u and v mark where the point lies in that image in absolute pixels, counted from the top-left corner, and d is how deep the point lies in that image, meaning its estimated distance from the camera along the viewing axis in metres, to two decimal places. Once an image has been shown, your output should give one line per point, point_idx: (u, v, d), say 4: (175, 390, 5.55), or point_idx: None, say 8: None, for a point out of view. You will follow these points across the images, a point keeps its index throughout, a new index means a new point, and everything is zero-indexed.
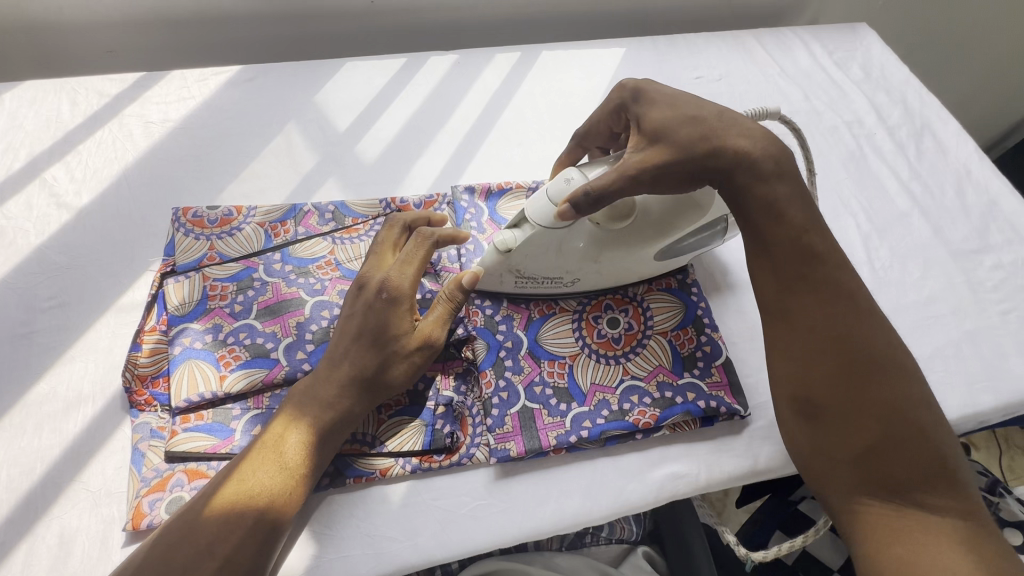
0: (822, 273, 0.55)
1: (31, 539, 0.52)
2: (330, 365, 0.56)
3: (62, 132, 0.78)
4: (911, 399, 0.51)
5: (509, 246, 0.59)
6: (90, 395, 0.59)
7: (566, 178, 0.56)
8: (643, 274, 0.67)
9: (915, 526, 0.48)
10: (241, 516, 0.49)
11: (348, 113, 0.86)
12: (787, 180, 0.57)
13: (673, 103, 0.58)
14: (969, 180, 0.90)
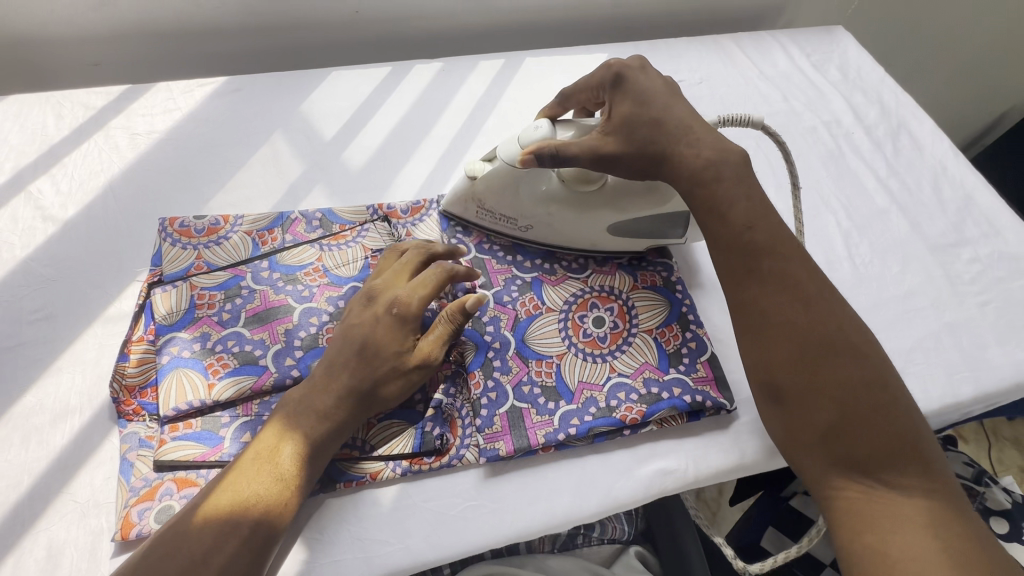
0: (775, 259, 0.55)
1: (18, 552, 0.52)
2: (327, 375, 0.55)
3: (47, 145, 0.78)
4: (879, 382, 0.52)
5: (476, 174, 0.69)
6: (78, 406, 0.59)
7: (536, 125, 0.63)
8: (595, 244, 0.71)
9: (886, 508, 0.48)
10: (234, 528, 0.48)
11: (334, 121, 0.86)
12: (736, 179, 0.58)
13: (643, 98, 0.62)
14: (945, 176, 0.92)
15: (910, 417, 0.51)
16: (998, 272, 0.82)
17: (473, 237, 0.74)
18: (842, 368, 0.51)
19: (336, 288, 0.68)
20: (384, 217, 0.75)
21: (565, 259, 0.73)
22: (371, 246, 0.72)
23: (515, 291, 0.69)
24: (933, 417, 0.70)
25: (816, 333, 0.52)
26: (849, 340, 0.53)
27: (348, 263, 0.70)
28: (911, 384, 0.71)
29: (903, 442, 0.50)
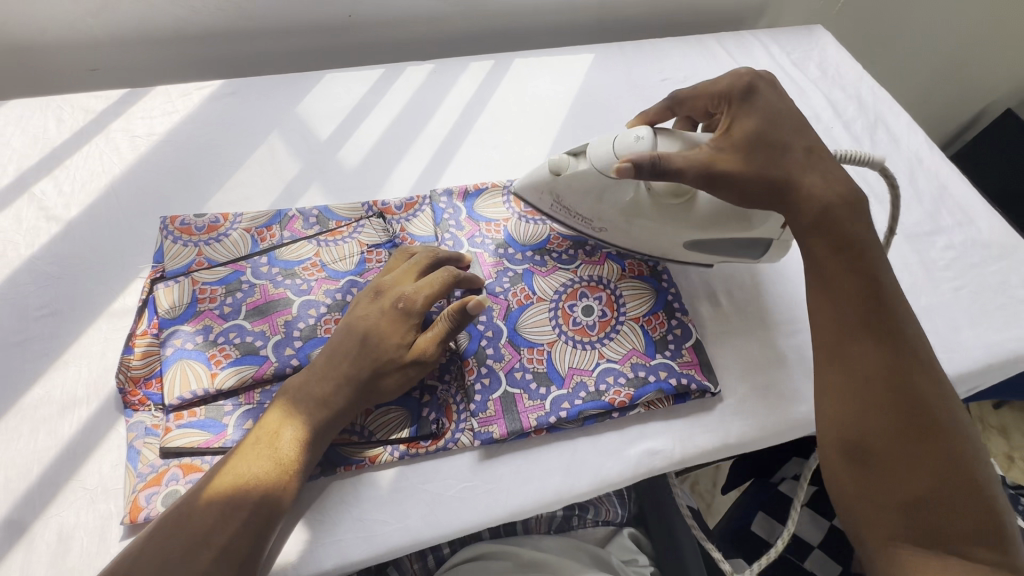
0: (882, 290, 0.60)
1: (30, 537, 0.54)
2: (329, 362, 0.57)
3: (49, 147, 0.80)
4: (954, 424, 0.56)
5: (559, 170, 0.67)
6: (85, 398, 0.61)
7: (637, 137, 0.62)
8: (665, 252, 0.72)
9: (936, 541, 0.52)
10: (236, 506, 0.50)
11: (329, 122, 0.89)
12: (848, 202, 0.62)
13: (770, 117, 0.63)
14: (921, 168, 0.96)
15: (980, 464, 0.55)
16: (971, 258, 0.85)
17: (465, 231, 0.77)
18: (924, 402, 0.56)
19: (334, 281, 0.70)
20: (379, 213, 0.78)
21: (555, 251, 0.76)
22: (367, 241, 0.75)
23: (507, 282, 0.72)
24: None
25: (905, 362, 0.57)
26: (929, 376, 0.57)
27: (345, 258, 0.73)
28: None
29: (969, 486, 0.54)
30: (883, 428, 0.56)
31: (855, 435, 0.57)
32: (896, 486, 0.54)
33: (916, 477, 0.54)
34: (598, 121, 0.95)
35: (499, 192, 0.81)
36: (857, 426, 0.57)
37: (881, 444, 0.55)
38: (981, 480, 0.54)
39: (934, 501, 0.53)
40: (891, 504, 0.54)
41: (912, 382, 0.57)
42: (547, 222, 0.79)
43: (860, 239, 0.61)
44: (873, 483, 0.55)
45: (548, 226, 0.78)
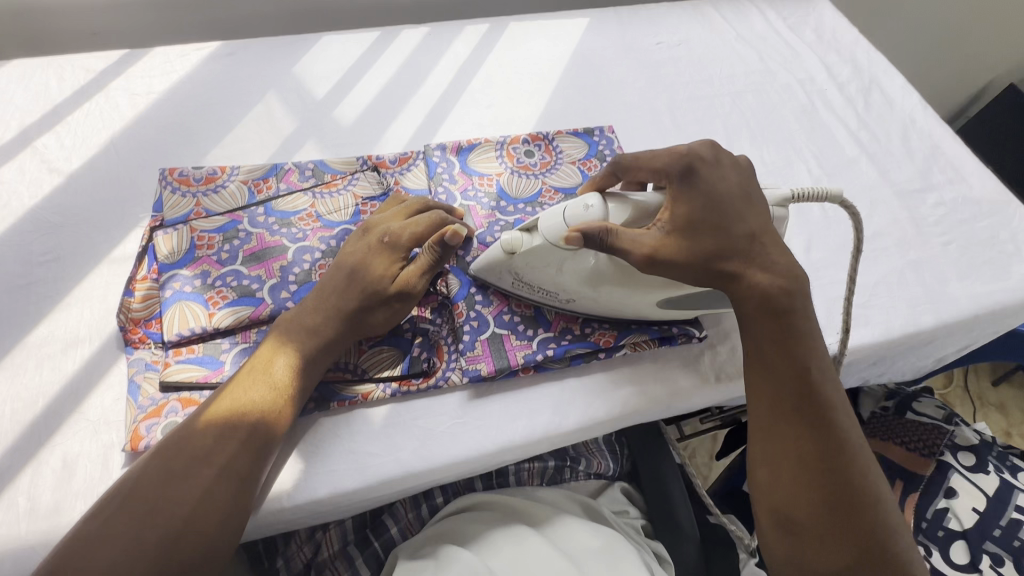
0: (801, 327, 0.58)
1: (36, 464, 0.56)
2: (321, 297, 0.61)
3: (51, 104, 0.82)
4: (862, 469, 0.55)
5: (514, 249, 0.61)
6: (87, 337, 0.63)
7: (588, 204, 0.56)
8: (640, 313, 0.66)
9: (798, 561, 0.55)
10: (235, 429, 0.54)
11: (325, 81, 0.90)
12: (780, 250, 0.58)
13: (714, 201, 0.57)
14: (914, 128, 0.96)
15: (885, 525, 0.54)
16: (962, 215, 0.86)
17: (458, 185, 0.77)
18: (835, 441, 0.55)
19: (329, 230, 0.72)
20: (373, 167, 0.79)
21: (546, 204, 0.77)
22: (361, 193, 0.76)
23: (498, 233, 0.73)
24: (895, 345, 0.75)
25: (820, 398, 0.56)
26: (843, 419, 0.56)
27: (339, 209, 0.74)
28: (874, 315, 0.75)
29: (859, 533, 0.53)
30: (789, 454, 0.55)
31: (759, 451, 0.57)
32: (784, 507, 0.55)
33: (807, 507, 0.54)
34: (592, 82, 0.96)
35: (492, 148, 0.82)
36: (760, 442, 0.57)
37: (781, 468, 0.55)
38: (877, 535, 0.53)
39: (810, 531, 0.54)
40: (767, 514, 0.56)
41: (825, 418, 0.56)
42: (539, 176, 0.80)
43: (795, 282, 0.58)
44: (767, 497, 0.56)
45: (540, 181, 0.79)
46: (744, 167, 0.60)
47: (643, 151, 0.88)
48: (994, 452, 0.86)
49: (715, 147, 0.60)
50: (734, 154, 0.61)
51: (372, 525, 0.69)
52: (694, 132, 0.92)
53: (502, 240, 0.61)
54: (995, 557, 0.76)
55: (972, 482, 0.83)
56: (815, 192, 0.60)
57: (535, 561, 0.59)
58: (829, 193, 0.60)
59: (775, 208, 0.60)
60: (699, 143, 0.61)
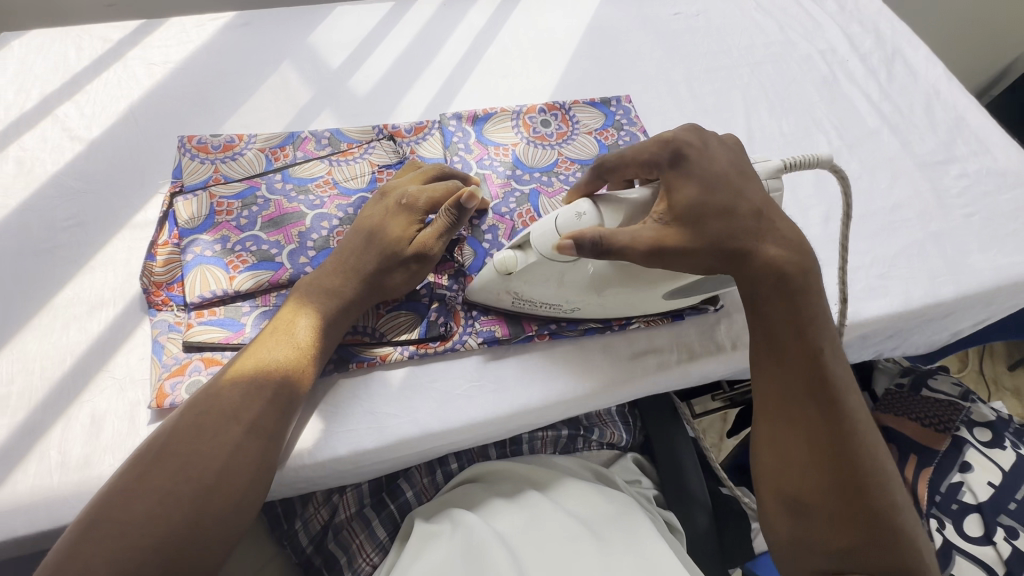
0: (812, 306, 0.56)
1: (65, 419, 0.57)
2: (341, 259, 0.62)
3: (70, 74, 0.83)
4: (868, 445, 0.54)
5: (509, 268, 0.59)
6: (111, 299, 0.65)
7: (579, 212, 0.54)
8: (646, 309, 0.65)
9: (807, 539, 0.53)
10: (262, 385, 0.55)
11: (340, 51, 0.89)
12: (788, 226, 0.56)
13: (710, 183, 0.54)
14: (937, 100, 0.94)
15: (894, 501, 0.52)
16: (985, 187, 0.84)
17: (474, 154, 0.77)
18: (843, 419, 0.54)
19: (346, 197, 0.72)
20: (389, 136, 0.79)
21: (562, 174, 0.77)
22: (377, 161, 0.76)
23: (513, 203, 0.73)
24: (913, 316, 0.74)
25: (830, 376, 0.55)
26: (851, 398, 0.55)
27: (356, 177, 0.74)
28: (892, 286, 0.75)
29: (868, 511, 0.52)
30: (798, 433, 0.54)
31: (766, 431, 0.56)
32: (793, 486, 0.53)
33: (814, 486, 0.52)
34: (608, 52, 0.94)
35: (507, 117, 0.81)
36: (770, 423, 0.56)
37: (790, 447, 0.54)
38: (885, 513, 0.52)
39: (820, 510, 0.52)
40: (774, 495, 0.55)
41: (833, 396, 0.54)
42: (555, 147, 0.79)
43: (803, 262, 0.56)
44: (773, 476, 0.55)
45: (556, 151, 0.79)
46: (729, 143, 0.59)
47: (660, 122, 0.87)
48: (1009, 429, 0.84)
49: (699, 130, 0.58)
50: (717, 135, 0.59)
51: (388, 488, 0.70)
52: (712, 103, 0.91)
53: (495, 262, 0.59)
54: (1010, 530, 0.75)
55: (988, 457, 0.81)
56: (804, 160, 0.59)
57: (547, 522, 0.58)
58: (819, 158, 0.59)
59: (772, 181, 0.58)
60: (681, 128, 0.58)
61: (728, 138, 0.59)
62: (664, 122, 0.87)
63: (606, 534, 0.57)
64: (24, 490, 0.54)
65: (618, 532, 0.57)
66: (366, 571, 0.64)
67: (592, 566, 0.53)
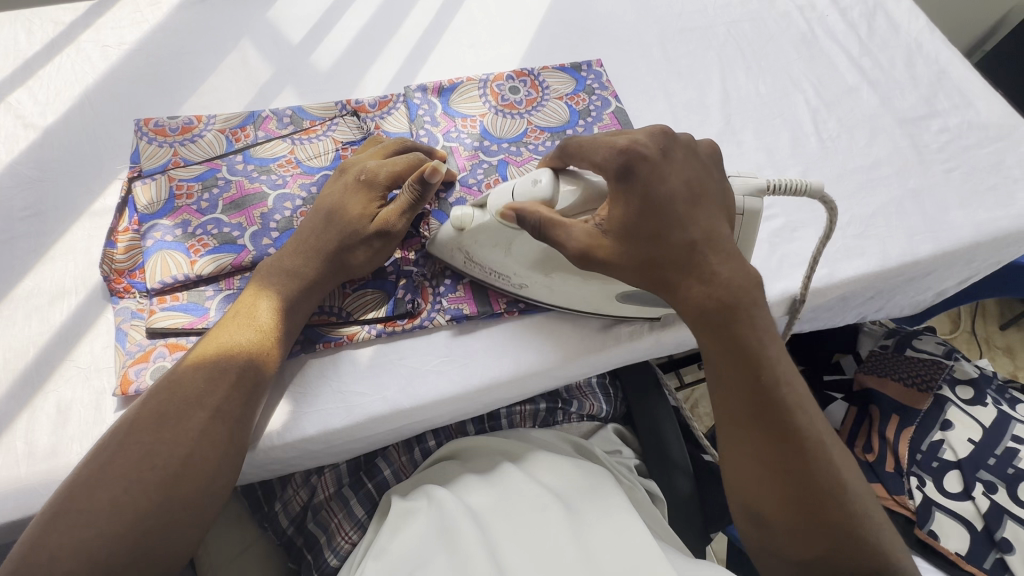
0: (749, 338, 0.53)
1: (31, 410, 0.57)
2: (299, 240, 0.61)
3: (21, 60, 0.80)
4: (825, 459, 0.52)
5: (463, 225, 0.60)
6: (73, 289, 0.64)
7: (535, 181, 0.56)
8: (599, 307, 0.64)
9: (770, 551, 0.54)
10: (223, 370, 0.54)
11: (301, 25, 0.86)
12: (724, 255, 0.53)
13: (650, 206, 0.52)
14: (919, 53, 0.91)
15: (857, 511, 0.51)
16: (967, 141, 0.82)
17: (440, 127, 0.75)
18: (793, 443, 0.52)
19: (309, 176, 0.70)
20: (353, 112, 0.76)
21: (532, 143, 0.75)
22: (341, 138, 0.74)
23: (481, 175, 0.71)
24: (891, 275, 0.73)
25: (777, 402, 0.53)
26: (802, 418, 0.53)
27: (319, 155, 0.72)
28: (870, 246, 0.73)
29: (830, 525, 0.51)
30: (749, 460, 0.53)
31: (723, 453, 0.55)
32: (751, 504, 0.53)
33: (773, 505, 0.52)
34: (579, 16, 0.91)
35: (475, 86, 0.79)
36: (726, 451, 0.55)
37: (746, 472, 0.53)
38: (846, 525, 0.51)
39: (780, 528, 0.52)
40: (738, 511, 0.55)
41: (781, 422, 0.52)
42: (524, 115, 0.77)
43: (738, 296, 0.53)
44: (734, 495, 0.55)
45: (526, 119, 0.77)
46: (700, 154, 0.56)
47: (632, 87, 0.85)
48: (992, 385, 0.84)
49: (665, 135, 0.54)
50: (684, 139, 0.56)
51: (366, 467, 0.70)
52: (687, 65, 0.88)
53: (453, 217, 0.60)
54: (989, 485, 0.74)
55: (969, 413, 0.80)
56: (794, 185, 0.56)
57: (521, 495, 0.57)
58: (809, 188, 0.56)
59: (748, 199, 0.57)
60: (647, 133, 0.54)
61: (705, 147, 0.57)
62: (637, 86, 0.85)
63: (581, 507, 0.57)
64: None
65: (594, 505, 0.57)
66: (345, 549, 0.64)
67: (564, 539, 0.52)
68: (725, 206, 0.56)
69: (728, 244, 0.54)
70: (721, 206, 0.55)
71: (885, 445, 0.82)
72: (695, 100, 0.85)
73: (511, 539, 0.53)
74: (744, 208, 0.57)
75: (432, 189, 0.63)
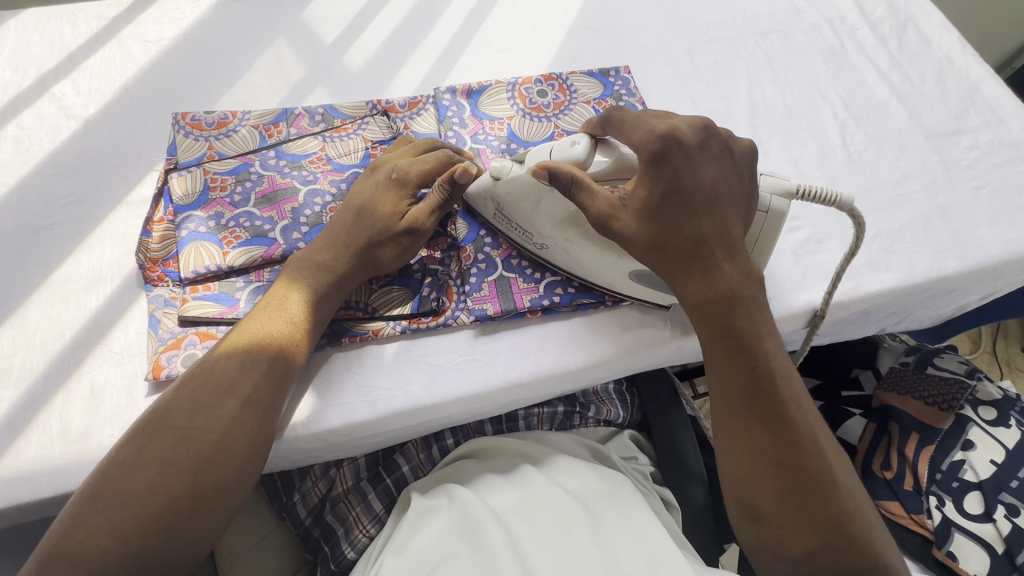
0: (747, 328, 0.54)
1: (66, 390, 0.59)
2: (330, 229, 0.63)
3: (66, 52, 0.83)
4: (819, 454, 0.52)
5: (500, 176, 0.62)
6: (108, 275, 0.66)
7: (574, 142, 0.57)
8: (613, 284, 0.65)
9: (767, 548, 0.53)
10: (243, 351, 0.55)
11: (335, 26, 0.88)
12: (728, 250, 0.55)
13: (674, 191, 0.54)
14: (950, 69, 0.91)
15: (851, 508, 0.51)
16: (997, 158, 0.81)
17: (468, 129, 0.76)
18: (787, 435, 0.52)
19: (339, 173, 0.71)
20: (383, 111, 0.78)
21: None
22: (371, 137, 0.75)
23: None
24: (916, 291, 0.73)
25: (773, 394, 0.53)
26: (798, 413, 0.53)
27: (350, 153, 0.73)
28: (896, 260, 0.73)
29: (821, 518, 0.50)
30: (741, 449, 0.53)
31: (722, 445, 0.55)
32: (747, 498, 0.53)
33: (764, 497, 0.52)
34: (608, 24, 0.92)
35: (503, 89, 0.79)
36: (720, 441, 0.55)
37: (738, 462, 0.53)
38: (842, 521, 0.50)
39: (774, 521, 0.52)
40: (733, 505, 0.54)
41: (778, 413, 0.52)
42: (551, 119, 0.78)
43: (737, 289, 0.55)
44: (728, 486, 0.54)
45: (553, 123, 0.77)
46: (735, 155, 0.56)
47: (659, 95, 0.85)
48: (1017, 407, 0.82)
49: (706, 129, 0.55)
50: (723, 136, 0.56)
51: (384, 462, 0.71)
52: (714, 74, 0.88)
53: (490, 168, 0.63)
54: (1010, 508, 0.73)
55: (991, 434, 0.79)
56: (825, 195, 0.56)
57: (543, 498, 0.57)
58: (840, 199, 0.57)
59: (774, 199, 0.58)
60: (689, 124, 0.55)
61: (741, 146, 0.57)
62: (664, 95, 0.85)
63: (601, 511, 0.57)
64: (27, 459, 0.56)
65: (613, 510, 0.57)
66: (362, 543, 0.65)
67: (586, 544, 0.52)
68: (747, 214, 0.57)
69: (738, 242, 0.56)
70: (743, 202, 0.56)
71: (904, 463, 0.81)
72: (722, 109, 0.85)
73: (533, 542, 0.53)
74: (768, 208, 0.58)
75: (461, 191, 0.64)
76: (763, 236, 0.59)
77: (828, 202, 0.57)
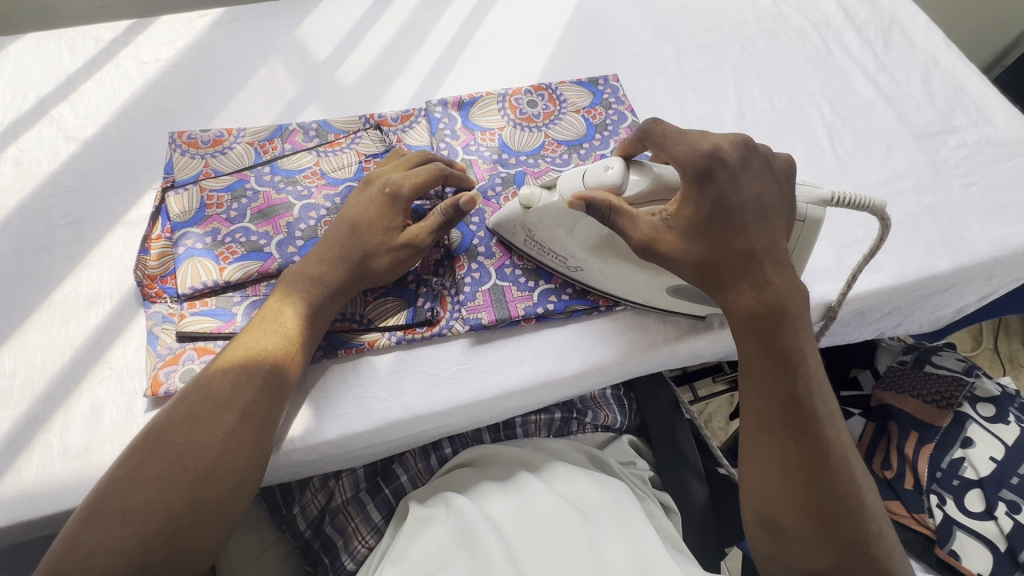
0: (794, 345, 0.55)
1: (66, 408, 0.60)
2: (348, 242, 0.63)
3: (64, 76, 0.84)
4: (848, 473, 0.52)
5: (530, 204, 0.62)
6: (108, 293, 0.67)
7: (608, 167, 0.58)
8: (645, 297, 0.66)
9: (781, 560, 0.53)
10: (255, 369, 0.56)
11: (328, 43, 0.90)
12: (778, 269, 0.56)
13: (726, 209, 0.56)
14: (935, 69, 0.92)
15: (872, 530, 0.51)
16: (984, 156, 0.82)
17: (460, 140, 0.77)
18: (823, 454, 0.52)
19: (333, 188, 0.72)
20: (376, 125, 0.79)
21: (549, 156, 0.77)
22: (364, 151, 0.76)
23: (499, 186, 0.73)
24: (908, 290, 0.73)
25: (808, 411, 0.53)
26: (831, 431, 0.53)
27: (344, 167, 0.74)
28: (888, 260, 0.73)
29: (843, 537, 0.51)
30: (771, 462, 0.53)
31: (749, 455, 0.55)
32: (768, 509, 0.53)
33: (790, 512, 0.52)
34: (596, 33, 0.93)
35: (493, 100, 0.81)
36: (748, 452, 0.55)
37: (766, 474, 0.53)
38: (862, 542, 0.51)
39: (794, 536, 0.52)
40: (752, 517, 0.54)
41: (810, 429, 0.53)
42: (542, 128, 0.79)
43: (784, 304, 0.55)
44: (752, 499, 0.54)
45: (543, 133, 0.79)
46: (776, 170, 0.58)
47: (648, 101, 0.87)
48: (1016, 404, 0.82)
49: (745, 145, 0.58)
50: (763, 152, 0.58)
51: (383, 473, 0.71)
52: (702, 80, 0.89)
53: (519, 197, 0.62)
54: (1012, 505, 0.73)
55: (990, 431, 0.79)
56: (857, 199, 0.57)
57: (543, 506, 0.57)
58: (871, 204, 0.58)
59: (811, 207, 0.59)
60: (729, 141, 0.58)
61: (781, 161, 0.59)
62: (653, 101, 0.87)
63: (597, 516, 0.57)
64: (29, 477, 0.57)
65: (611, 515, 0.57)
66: (362, 554, 0.65)
67: (582, 548, 0.53)
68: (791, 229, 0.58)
69: (784, 261, 0.57)
70: (783, 218, 0.58)
71: (904, 461, 0.81)
72: (711, 114, 0.86)
73: (530, 551, 0.53)
74: (805, 215, 0.59)
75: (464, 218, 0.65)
76: (800, 240, 0.60)
77: (862, 209, 0.58)
